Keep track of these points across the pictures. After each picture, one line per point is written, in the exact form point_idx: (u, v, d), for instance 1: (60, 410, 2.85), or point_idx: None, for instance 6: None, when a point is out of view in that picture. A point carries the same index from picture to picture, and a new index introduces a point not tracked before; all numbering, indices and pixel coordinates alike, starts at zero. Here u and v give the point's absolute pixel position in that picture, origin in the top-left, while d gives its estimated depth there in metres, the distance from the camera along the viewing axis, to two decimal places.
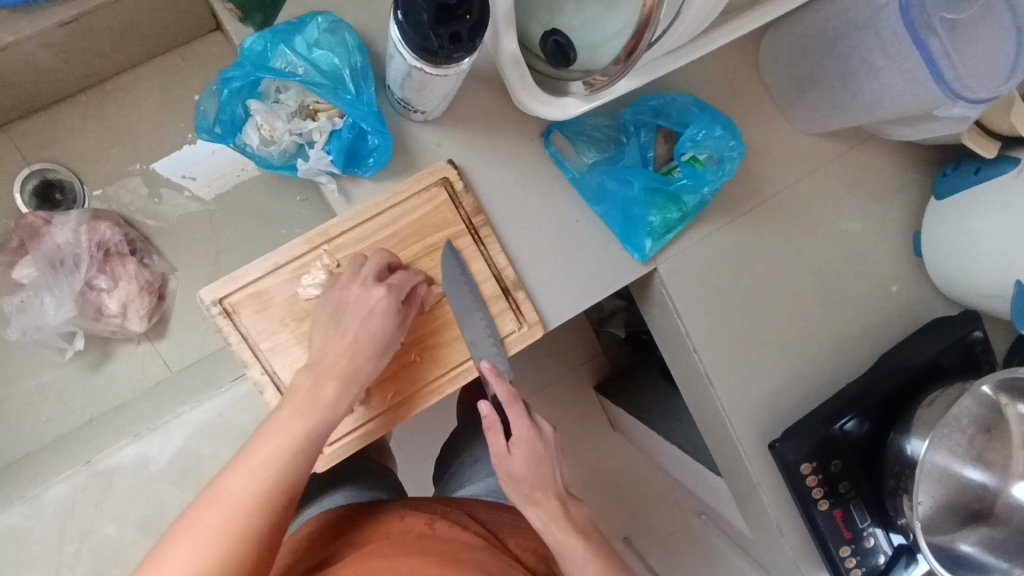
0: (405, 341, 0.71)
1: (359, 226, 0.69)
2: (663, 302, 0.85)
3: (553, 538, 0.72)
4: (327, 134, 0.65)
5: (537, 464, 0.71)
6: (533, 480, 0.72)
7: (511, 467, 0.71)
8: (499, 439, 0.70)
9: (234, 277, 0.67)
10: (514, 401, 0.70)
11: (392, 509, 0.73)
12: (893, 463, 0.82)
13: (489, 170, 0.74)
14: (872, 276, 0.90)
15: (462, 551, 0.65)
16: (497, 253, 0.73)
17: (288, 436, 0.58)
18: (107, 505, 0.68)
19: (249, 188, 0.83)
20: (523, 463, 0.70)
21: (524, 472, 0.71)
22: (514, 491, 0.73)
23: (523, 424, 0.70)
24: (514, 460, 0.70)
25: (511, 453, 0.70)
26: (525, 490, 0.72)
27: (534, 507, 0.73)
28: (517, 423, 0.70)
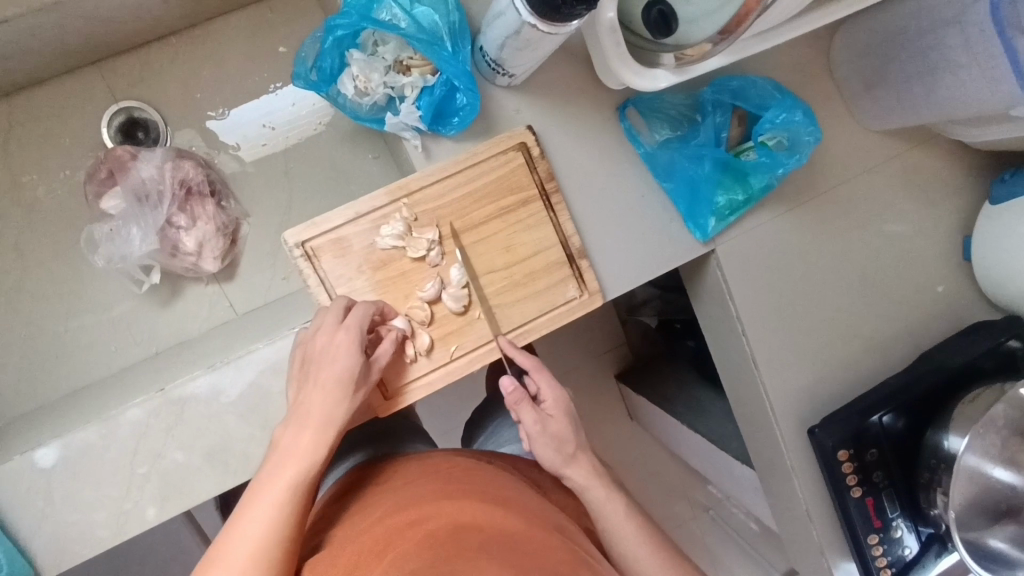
0: (471, 299, 0.74)
1: (439, 182, 0.72)
2: (716, 284, 0.88)
3: (595, 495, 0.74)
4: (419, 90, 0.67)
5: (571, 423, 0.76)
6: (572, 440, 0.76)
7: (552, 429, 0.75)
8: (533, 408, 0.74)
9: (317, 222, 0.69)
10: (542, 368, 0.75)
11: (433, 455, 0.74)
12: (929, 457, 0.85)
13: (565, 140, 0.76)
14: (920, 276, 0.92)
15: (507, 492, 0.66)
16: (566, 221, 0.76)
17: (331, 426, 0.60)
18: (178, 432, 0.71)
19: (324, 141, 0.86)
20: (562, 422, 0.75)
21: (564, 432, 0.75)
22: (553, 455, 0.75)
23: (553, 388, 0.75)
24: (548, 421, 0.74)
25: (548, 414, 0.75)
26: (566, 451, 0.75)
27: (574, 465, 0.76)
28: (549, 387, 0.75)
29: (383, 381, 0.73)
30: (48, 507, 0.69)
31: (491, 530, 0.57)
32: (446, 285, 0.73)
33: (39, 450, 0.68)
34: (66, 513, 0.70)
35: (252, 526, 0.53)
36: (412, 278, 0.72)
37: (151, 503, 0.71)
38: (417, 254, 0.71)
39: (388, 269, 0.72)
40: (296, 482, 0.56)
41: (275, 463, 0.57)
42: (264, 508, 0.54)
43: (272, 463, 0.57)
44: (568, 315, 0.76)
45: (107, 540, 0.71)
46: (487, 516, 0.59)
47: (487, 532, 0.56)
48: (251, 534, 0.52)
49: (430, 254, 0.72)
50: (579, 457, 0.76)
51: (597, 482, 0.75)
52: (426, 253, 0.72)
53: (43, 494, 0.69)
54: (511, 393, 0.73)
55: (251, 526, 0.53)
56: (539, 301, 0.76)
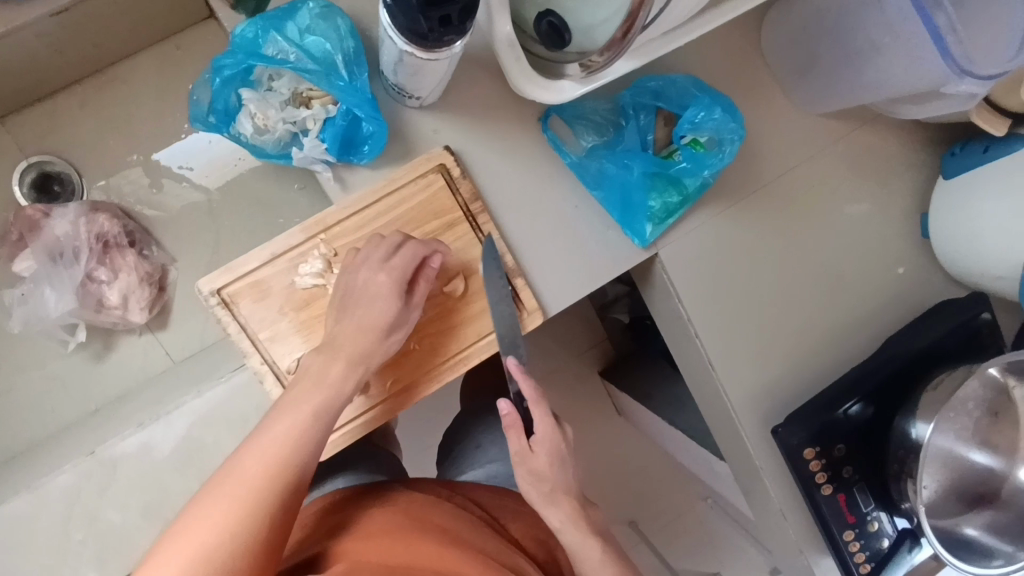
0: None
1: (356, 214, 0.69)
2: (664, 287, 0.85)
3: (572, 539, 0.70)
4: (322, 122, 0.64)
5: (559, 463, 0.69)
6: (553, 483, 0.69)
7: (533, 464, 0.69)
8: (521, 439, 0.68)
9: (232, 267, 0.67)
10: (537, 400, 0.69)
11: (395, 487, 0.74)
12: (896, 448, 0.81)
13: (485, 156, 0.73)
14: (880, 258, 0.89)
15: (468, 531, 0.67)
16: (496, 241, 0.72)
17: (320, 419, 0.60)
18: (111, 492, 0.69)
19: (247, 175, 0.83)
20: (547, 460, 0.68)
21: (546, 470, 0.69)
22: (533, 491, 0.70)
23: (546, 422, 0.69)
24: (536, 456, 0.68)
25: (534, 451, 0.69)
26: (545, 489, 0.69)
27: (554, 508, 0.70)
28: (541, 421, 0.68)
29: None
30: None
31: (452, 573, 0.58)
32: None
33: None
34: None
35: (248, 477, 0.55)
36: None
37: (90, 568, 0.68)
38: None
39: (311, 308, 0.69)
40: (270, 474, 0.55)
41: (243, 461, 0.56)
42: (233, 494, 0.53)
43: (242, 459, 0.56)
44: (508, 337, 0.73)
45: None
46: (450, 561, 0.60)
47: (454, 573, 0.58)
48: (206, 533, 0.51)
49: None
50: (559, 498, 0.70)
51: (575, 526, 0.70)
52: None
53: None
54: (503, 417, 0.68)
55: (205, 529, 0.51)
56: (477, 325, 0.72)
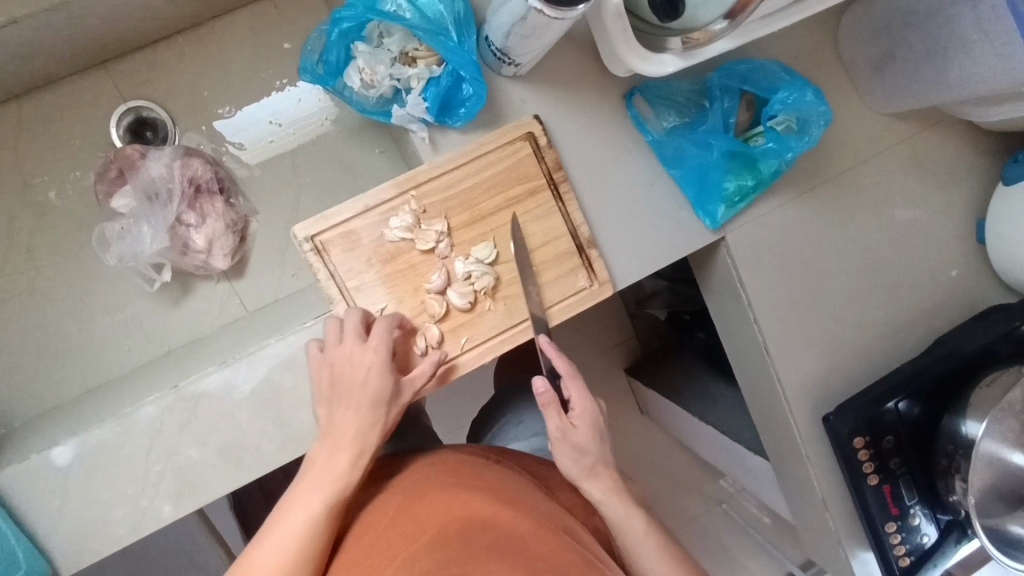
0: (472, 300, 0.73)
1: (445, 174, 0.72)
2: (726, 272, 0.87)
3: (614, 511, 0.69)
4: (424, 81, 0.67)
5: (601, 437, 0.70)
6: (595, 457, 0.69)
7: (577, 438, 0.68)
8: (561, 415, 0.68)
9: (327, 215, 0.70)
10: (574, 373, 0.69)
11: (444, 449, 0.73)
12: (946, 443, 0.84)
13: (570, 129, 0.76)
14: (934, 259, 0.91)
15: (519, 490, 0.64)
16: (575, 210, 0.75)
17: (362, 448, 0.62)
18: (192, 428, 0.71)
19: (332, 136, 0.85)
20: (587, 435, 0.68)
21: (588, 443, 0.69)
22: (573, 465, 0.70)
23: (583, 396, 0.69)
24: (576, 432, 0.68)
25: (573, 425, 0.68)
26: (587, 463, 0.69)
27: (594, 480, 0.70)
28: (579, 396, 0.69)
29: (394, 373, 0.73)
30: (66, 506, 0.69)
31: (500, 528, 0.56)
32: (453, 276, 0.73)
33: (56, 448, 0.68)
34: (83, 511, 0.70)
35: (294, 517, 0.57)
36: (420, 270, 0.72)
37: (166, 500, 0.71)
38: (426, 246, 0.71)
39: (397, 261, 0.72)
40: (314, 525, 0.58)
41: (305, 480, 0.60)
42: (291, 526, 0.57)
43: (301, 480, 0.60)
44: (578, 305, 0.76)
45: (124, 538, 0.71)
46: (490, 517, 0.57)
47: (497, 532, 0.56)
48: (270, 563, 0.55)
49: (439, 246, 0.72)
50: (599, 471, 0.70)
51: (617, 497, 0.70)
52: (434, 244, 0.72)
53: (60, 493, 0.69)
54: (541, 395, 0.66)
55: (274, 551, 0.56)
56: (550, 291, 0.76)
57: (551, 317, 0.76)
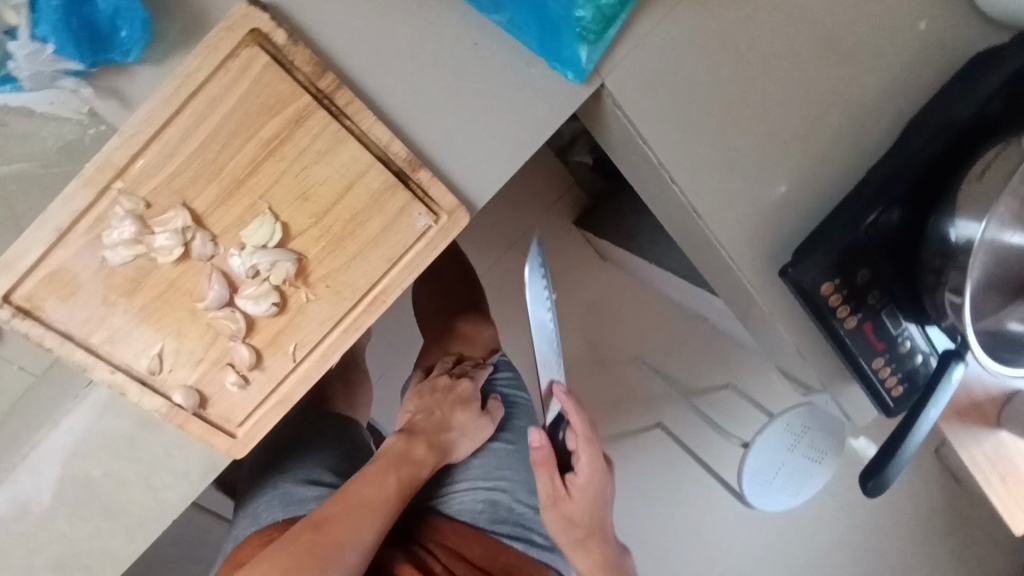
0: (277, 298, 0.52)
1: (154, 139, 0.47)
2: (621, 128, 0.64)
3: None
4: (23, 9, 0.41)
5: (597, 507, 0.68)
6: (586, 528, 0.68)
7: (568, 509, 0.67)
8: (554, 480, 0.67)
9: (7, 262, 0.47)
10: (590, 443, 0.66)
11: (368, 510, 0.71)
12: (933, 256, 0.66)
13: (319, 2, 0.49)
14: (893, 15, 0.66)
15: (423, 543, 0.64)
16: (372, 124, 0.50)
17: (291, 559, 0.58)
18: (2, 561, 0.56)
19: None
20: (579, 506, 0.67)
21: (580, 517, 0.68)
22: (563, 535, 0.69)
23: (592, 467, 0.67)
24: (570, 498, 0.67)
25: (570, 495, 0.67)
26: (579, 535, 0.68)
27: (581, 552, 0.69)
28: (584, 458, 0.66)
29: (220, 419, 0.55)
30: None
31: None
32: (236, 277, 0.51)
33: None
34: None
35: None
36: (186, 286, 0.50)
37: None
38: (171, 256, 0.49)
39: (147, 286, 0.50)
40: None
41: None
42: None
43: None
44: (429, 251, 0.55)
45: None
46: None
47: None
48: None
49: (194, 247, 0.49)
50: (590, 546, 0.68)
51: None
52: (185, 248, 0.49)
53: None
54: (535, 447, 0.66)
55: None
56: (383, 247, 0.54)
57: (399, 282, 0.55)
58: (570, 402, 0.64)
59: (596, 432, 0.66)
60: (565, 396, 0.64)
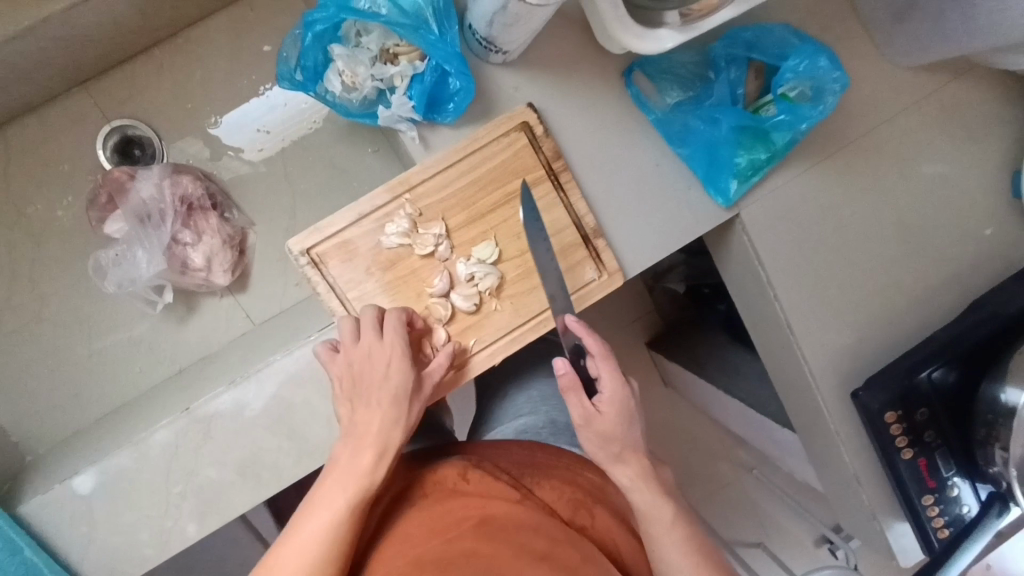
0: (477, 301, 0.71)
1: (440, 172, 0.69)
2: (742, 249, 0.83)
3: (640, 499, 0.68)
4: (408, 79, 0.64)
5: (627, 419, 0.69)
6: (619, 433, 0.69)
7: (600, 426, 0.68)
8: (583, 401, 0.68)
9: (321, 227, 0.68)
10: (605, 358, 0.69)
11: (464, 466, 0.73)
12: (985, 412, 0.78)
13: (566, 114, 0.71)
14: (966, 218, 0.85)
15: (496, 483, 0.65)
16: (578, 200, 0.71)
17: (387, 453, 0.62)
18: (208, 449, 0.71)
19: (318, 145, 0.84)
20: (612, 419, 0.68)
21: (613, 430, 0.69)
22: (599, 451, 0.70)
23: (614, 382, 0.69)
24: (599, 417, 0.68)
25: (598, 412, 0.68)
26: (613, 449, 0.69)
27: (621, 466, 0.69)
28: (608, 383, 0.68)
29: None
30: (93, 530, 0.71)
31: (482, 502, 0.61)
32: (456, 277, 0.70)
33: (77, 477, 0.69)
34: (111, 535, 0.71)
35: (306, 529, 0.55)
36: (422, 275, 0.70)
37: (191, 519, 0.72)
38: (425, 251, 0.69)
39: (397, 268, 0.69)
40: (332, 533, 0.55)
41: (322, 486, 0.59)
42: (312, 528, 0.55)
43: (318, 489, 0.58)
44: (589, 297, 0.73)
45: (152, 559, 0.72)
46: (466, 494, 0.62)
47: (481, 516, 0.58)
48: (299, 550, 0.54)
49: (439, 249, 0.69)
50: (627, 457, 0.69)
51: (644, 487, 0.69)
52: (434, 248, 0.69)
53: (86, 519, 0.70)
54: (563, 376, 0.67)
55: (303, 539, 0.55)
56: None
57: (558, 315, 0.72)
58: (583, 325, 0.67)
59: (611, 346, 0.69)
60: (577, 324, 0.67)
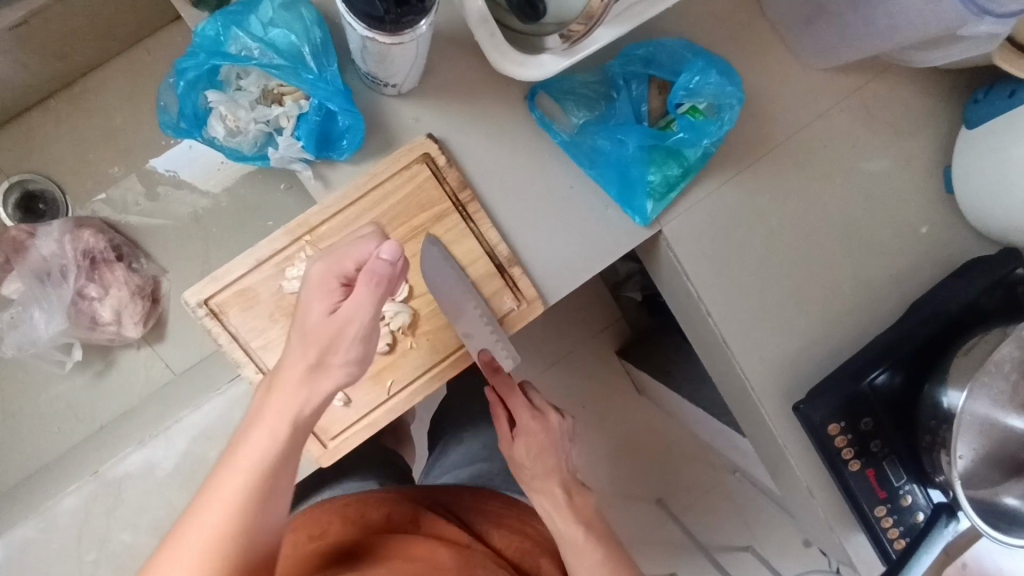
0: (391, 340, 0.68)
1: (340, 212, 0.66)
2: (671, 265, 0.81)
3: (557, 525, 0.69)
4: (295, 119, 0.62)
5: (540, 452, 0.71)
6: (533, 468, 0.71)
7: (511, 452, 0.72)
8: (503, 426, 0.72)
9: (217, 277, 0.65)
10: (513, 390, 0.71)
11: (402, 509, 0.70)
12: (928, 418, 0.76)
13: (470, 141, 0.69)
14: (901, 218, 0.83)
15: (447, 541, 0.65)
16: (488, 229, 0.69)
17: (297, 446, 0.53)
18: (120, 513, 0.68)
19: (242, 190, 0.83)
20: (522, 449, 0.71)
21: (524, 459, 0.71)
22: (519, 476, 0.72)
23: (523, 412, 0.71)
24: (516, 447, 0.71)
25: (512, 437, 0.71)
26: (527, 476, 0.71)
27: (539, 494, 0.71)
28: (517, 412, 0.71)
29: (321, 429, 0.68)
30: None
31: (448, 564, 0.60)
32: None
33: None
34: None
35: (212, 515, 0.49)
36: None
37: None
38: None
39: None
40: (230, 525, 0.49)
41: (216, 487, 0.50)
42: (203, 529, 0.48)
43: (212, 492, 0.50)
44: (509, 328, 0.71)
45: None
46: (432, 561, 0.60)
47: None
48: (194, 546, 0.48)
49: None
50: (540, 485, 0.71)
51: (559, 514, 0.70)
52: None
53: None
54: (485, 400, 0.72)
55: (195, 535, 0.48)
56: None
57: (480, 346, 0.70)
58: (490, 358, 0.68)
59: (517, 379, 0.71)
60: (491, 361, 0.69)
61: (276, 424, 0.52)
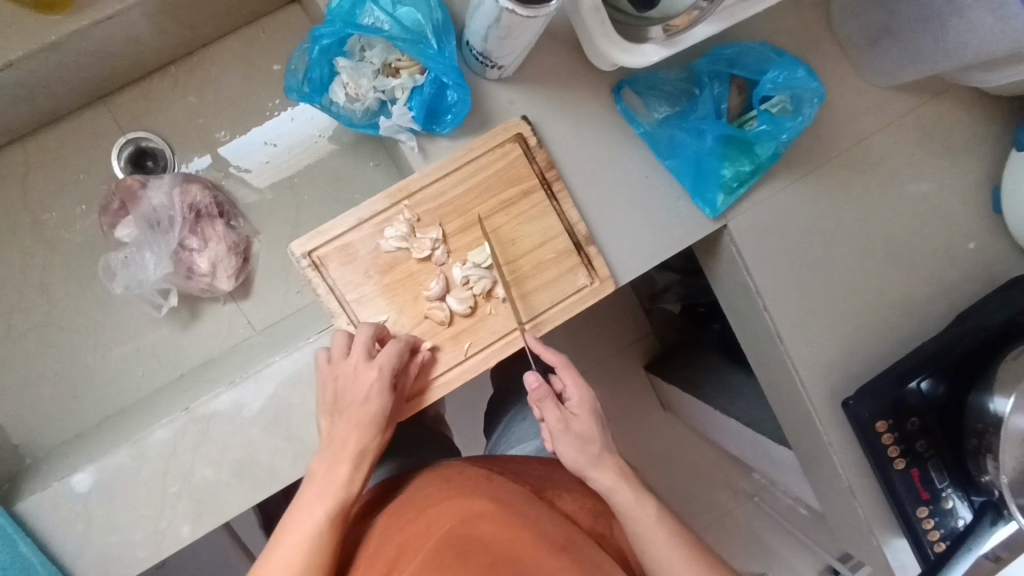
0: (473, 305, 0.73)
1: (437, 180, 0.72)
2: (732, 260, 0.85)
3: (624, 499, 0.69)
4: (409, 90, 0.68)
5: (598, 425, 0.72)
6: (598, 440, 0.71)
7: (576, 428, 0.71)
8: (557, 406, 0.72)
9: (322, 231, 0.70)
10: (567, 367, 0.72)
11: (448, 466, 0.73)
12: (974, 422, 0.79)
13: (559, 127, 0.75)
14: (950, 232, 0.87)
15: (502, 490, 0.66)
16: (569, 208, 0.74)
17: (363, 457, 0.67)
18: (205, 450, 0.72)
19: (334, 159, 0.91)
20: (583, 425, 0.71)
21: (589, 432, 0.71)
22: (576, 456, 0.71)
23: (579, 387, 0.72)
24: (572, 425, 0.71)
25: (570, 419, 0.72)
26: (591, 451, 0.71)
27: (602, 468, 0.71)
28: (572, 386, 0.71)
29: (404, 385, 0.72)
30: (88, 530, 0.71)
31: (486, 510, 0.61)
32: (451, 281, 0.72)
33: (76, 475, 0.71)
34: (107, 535, 0.72)
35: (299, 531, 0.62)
36: (419, 278, 0.72)
37: (185, 520, 0.73)
38: (422, 254, 0.71)
39: (395, 272, 0.72)
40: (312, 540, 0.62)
41: (311, 493, 0.64)
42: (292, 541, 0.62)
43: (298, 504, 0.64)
44: (582, 303, 0.75)
45: (147, 560, 0.73)
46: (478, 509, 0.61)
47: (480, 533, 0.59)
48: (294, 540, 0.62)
49: (435, 253, 0.72)
50: (606, 459, 0.71)
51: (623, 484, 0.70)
52: (430, 252, 0.72)
53: (81, 518, 0.71)
54: (535, 390, 0.71)
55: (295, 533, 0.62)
56: (551, 291, 0.75)
57: (550, 320, 0.75)
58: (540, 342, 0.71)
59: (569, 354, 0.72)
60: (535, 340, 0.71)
61: (358, 429, 0.66)
